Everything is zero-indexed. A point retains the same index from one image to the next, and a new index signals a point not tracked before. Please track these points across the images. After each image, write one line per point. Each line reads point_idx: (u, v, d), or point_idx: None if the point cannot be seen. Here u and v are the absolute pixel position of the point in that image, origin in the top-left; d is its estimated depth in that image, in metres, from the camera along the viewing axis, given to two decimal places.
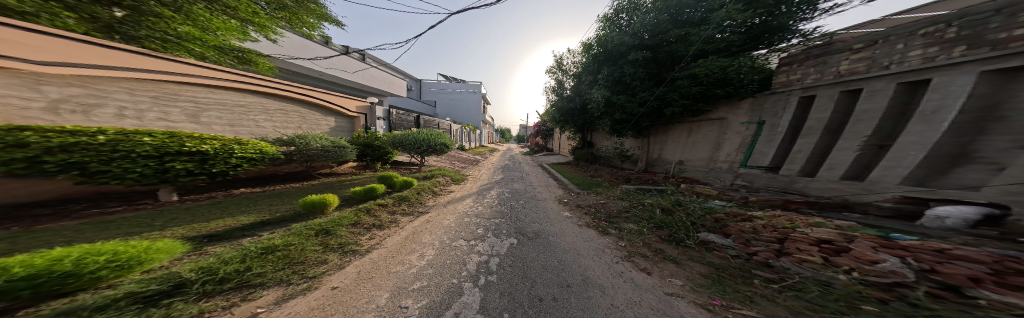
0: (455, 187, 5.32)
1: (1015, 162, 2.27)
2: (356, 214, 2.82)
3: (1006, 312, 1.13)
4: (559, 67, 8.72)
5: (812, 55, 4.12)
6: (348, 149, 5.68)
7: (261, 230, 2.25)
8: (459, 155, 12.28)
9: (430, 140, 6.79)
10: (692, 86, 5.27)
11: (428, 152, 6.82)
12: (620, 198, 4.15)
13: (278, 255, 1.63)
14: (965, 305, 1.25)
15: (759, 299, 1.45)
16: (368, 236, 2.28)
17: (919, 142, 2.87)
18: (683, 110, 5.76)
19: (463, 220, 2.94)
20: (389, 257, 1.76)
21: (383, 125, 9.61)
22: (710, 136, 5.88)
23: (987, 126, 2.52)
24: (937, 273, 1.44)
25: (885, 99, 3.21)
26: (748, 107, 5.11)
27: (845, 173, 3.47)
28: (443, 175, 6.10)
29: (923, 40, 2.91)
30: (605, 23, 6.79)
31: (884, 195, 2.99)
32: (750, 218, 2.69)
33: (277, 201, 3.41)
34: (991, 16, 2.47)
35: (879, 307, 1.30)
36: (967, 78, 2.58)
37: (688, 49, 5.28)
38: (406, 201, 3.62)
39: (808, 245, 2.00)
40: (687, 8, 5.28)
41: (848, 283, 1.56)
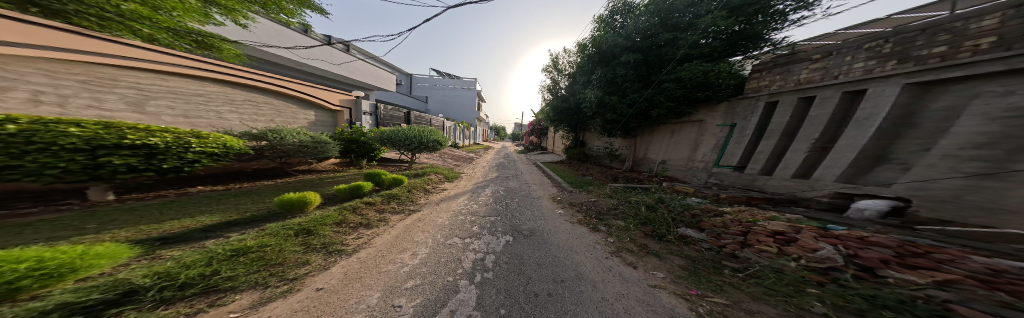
0: (448, 185, 5.19)
1: (919, 162, 2.77)
2: (341, 213, 2.63)
3: (908, 288, 1.41)
4: (555, 66, 8.99)
5: (779, 64, 4.63)
6: (328, 144, 5.32)
7: (230, 231, 2.01)
8: (452, 152, 11.99)
9: (421, 138, 6.51)
10: (678, 88, 5.66)
11: (417, 149, 6.53)
12: (611, 196, 4.32)
13: (251, 257, 1.46)
14: (879, 283, 1.52)
15: (727, 287, 1.59)
16: (355, 235, 2.14)
17: (851, 144, 3.35)
18: (668, 112, 6.14)
19: (458, 218, 2.88)
20: (379, 256, 1.67)
21: (369, 120, 9.10)
22: (690, 137, 6.33)
23: (902, 132, 3.03)
24: (858, 258, 1.74)
25: (832, 106, 3.70)
26: (723, 111, 5.61)
27: (794, 172, 3.95)
28: (435, 172, 5.89)
29: (867, 53, 3.40)
30: (601, 24, 7.16)
31: (822, 191, 3.46)
32: (721, 213, 2.93)
33: (246, 200, 3.07)
34: (919, 34, 2.98)
35: (819, 289, 1.52)
36: (894, 89, 3.08)
37: (676, 53, 5.66)
38: (396, 199, 3.45)
39: (766, 237, 2.23)
40: (676, 13, 5.64)
41: (795, 269, 1.78)
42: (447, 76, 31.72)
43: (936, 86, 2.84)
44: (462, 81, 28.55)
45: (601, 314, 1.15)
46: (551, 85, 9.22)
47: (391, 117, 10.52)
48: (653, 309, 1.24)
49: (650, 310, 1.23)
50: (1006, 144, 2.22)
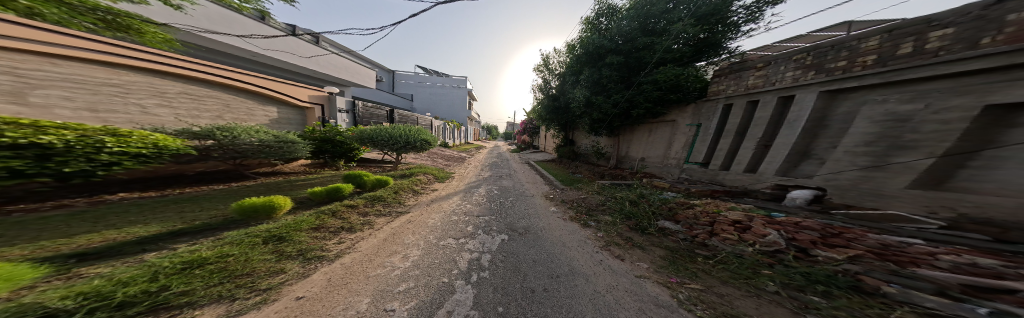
0: (439, 185, 5.02)
1: (831, 157, 3.42)
2: (317, 218, 2.38)
3: (830, 264, 1.75)
4: (546, 66, 9.33)
5: (731, 71, 5.35)
6: (297, 144, 4.82)
7: (176, 241, 1.69)
8: (441, 152, 11.60)
9: (406, 137, 6.12)
10: (654, 90, 6.21)
11: (401, 149, 6.16)
12: (599, 192, 4.55)
13: (207, 269, 1.25)
14: (812, 261, 1.85)
15: (701, 273, 1.78)
16: (336, 240, 1.96)
17: (784, 143, 4.01)
18: (647, 112, 6.67)
19: (450, 218, 2.79)
20: (366, 260, 1.55)
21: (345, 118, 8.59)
22: (664, 136, 6.92)
23: (819, 131, 3.72)
24: (797, 241, 2.08)
25: (771, 109, 4.37)
26: (691, 112, 6.15)
27: (745, 167, 4.58)
28: (423, 173, 5.64)
29: (795, 64, 4.13)
30: (587, 25, 7.61)
31: (766, 183, 4.07)
32: (692, 206, 3.27)
33: (194, 207, 2.60)
34: (829, 49, 3.70)
35: (771, 269, 1.78)
36: (811, 95, 3.80)
37: (652, 57, 6.24)
38: (381, 201, 3.25)
39: (728, 226, 2.54)
40: (653, 18, 6.27)
41: (751, 254, 2.05)
42: (435, 74, 30.78)
43: (841, 93, 3.54)
44: (450, 79, 27.81)
45: (597, 306, 1.20)
46: (542, 84, 9.52)
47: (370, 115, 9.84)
48: (643, 299, 1.33)
49: (640, 301, 1.31)
50: (886, 142, 2.92)
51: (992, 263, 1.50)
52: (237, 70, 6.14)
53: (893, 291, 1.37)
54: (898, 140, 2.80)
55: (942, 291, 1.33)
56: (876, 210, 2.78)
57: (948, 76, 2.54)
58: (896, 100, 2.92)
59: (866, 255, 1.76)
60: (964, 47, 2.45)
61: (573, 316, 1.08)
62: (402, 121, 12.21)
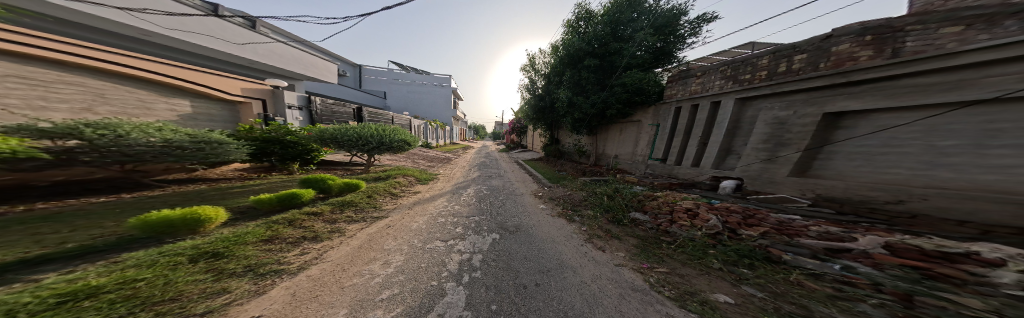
0: (421, 187, 4.98)
1: (745, 153, 4.36)
2: (268, 228, 2.09)
3: (751, 240, 2.25)
4: (531, 66, 9.68)
5: (677, 78, 6.29)
6: (230, 145, 3.99)
7: (36, 271, 1.16)
8: (425, 154, 11.20)
9: (376, 136, 5.65)
10: (623, 92, 6.96)
11: (370, 149, 5.64)
12: (582, 188, 4.85)
13: (100, 299, 0.92)
14: (740, 239, 2.34)
15: (666, 258, 2.05)
16: (297, 251, 1.73)
17: (715, 141, 4.94)
18: (618, 112, 7.40)
19: (436, 221, 2.80)
20: (338, 271, 1.45)
21: (299, 116, 8.02)
22: (632, 135, 7.74)
23: (737, 132, 4.71)
24: (730, 223, 2.58)
25: (707, 112, 5.30)
26: (653, 113, 6.96)
27: (689, 162, 5.44)
28: (404, 175, 5.66)
29: (718, 76, 5.16)
30: (569, 28, 8.23)
31: (705, 175, 4.94)
32: (656, 197, 3.72)
33: (60, 227, 1.85)
34: (740, 64, 4.77)
35: (714, 249, 2.18)
36: (730, 101, 4.81)
37: (622, 61, 7.06)
38: (352, 206, 3.11)
39: (682, 214, 2.97)
40: (622, 26, 7.14)
41: (699, 236, 2.46)
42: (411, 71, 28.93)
43: (750, 100, 4.54)
44: (430, 78, 26.94)
45: (586, 296, 1.27)
46: (530, 84, 9.84)
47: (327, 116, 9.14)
48: (624, 286, 1.47)
49: (624, 289, 1.42)
50: (773, 140, 3.92)
51: (837, 230, 2.17)
52: (134, 54, 4.76)
53: (791, 259, 1.89)
54: (784, 138, 3.75)
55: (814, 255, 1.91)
56: (772, 194, 3.69)
57: (805, 90, 3.63)
58: (778, 107, 3.95)
59: (771, 231, 2.32)
60: (811, 69, 3.59)
61: (564, 307, 1.12)
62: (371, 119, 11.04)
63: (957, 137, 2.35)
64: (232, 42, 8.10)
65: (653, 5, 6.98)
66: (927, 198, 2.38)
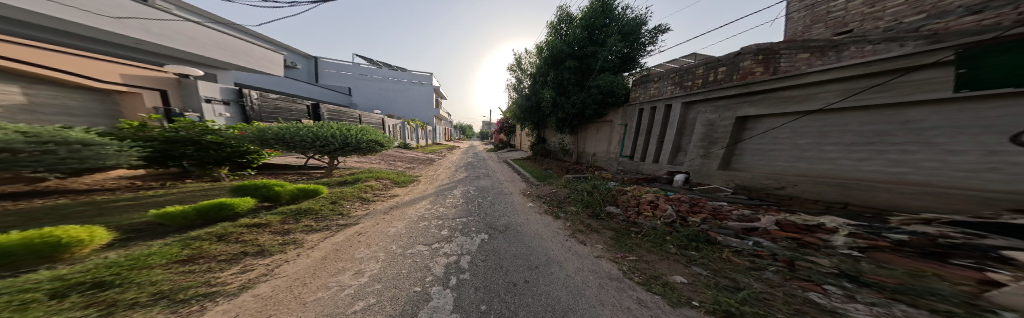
0: (398, 190, 4.67)
1: (690, 150, 5.21)
2: (185, 246, 1.68)
3: (696, 225, 2.69)
4: (518, 66, 9.84)
5: (639, 82, 6.95)
6: (113, 147, 2.83)
7: None
8: (398, 156, 10.51)
9: (337, 134, 5.02)
10: (599, 93, 7.51)
11: (329, 148, 4.92)
12: (566, 186, 5.10)
13: None
14: (688, 224, 2.78)
15: (635, 246, 2.32)
16: (238, 269, 1.45)
17: (668, 140, 5.73)
18: (594, 113, 7.97)
19: (418, 225, 2.64)
20: (297, 286, 1.25)
21: (225, 111, 7.39)
22: (606, 134, 8.21)
23: (683, 131, 5.52)
24: (681, 211, 3.03)
25: (662, 113, 6.03)
26: (620, 114, 7.58)
27: (650, 158, 6.20)
28: (378, 178, 5.28)
29: (669, 82, 5.95)
30: (552, 29, 8.48)
31: (662, 170, 5.73)
32: (626, 191, 4.14)
33: None
34: (686, 72, 5.52)
35: (670, 235, 2.56)
36: (679, 105, 5.58)
37: (597, 64, 7.57)
38: (310, 214, 2.71)
39: (646, 206, 3.37)
40: (596, 30, 7.61)
41: (658, 224, 2.83)
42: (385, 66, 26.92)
43: (693, 104, 5.38)
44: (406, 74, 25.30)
45: (570, 289, 1.36)
46: (516, 83, 9.88)
47: (272, 112, 8.37)
48: (602, 275, 1.62)
49: (602, 278, 1.58)
50: (707, 139, 4.89)
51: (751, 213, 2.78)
52: None
53: (723, 239, 2.34)
54: (713, 137, 4.77)
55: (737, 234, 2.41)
56: (708, 185, 4.57)
57: (725, 97, 4.66)
58: (709, 111, 4.96)
59: (709, 217, 2.82)
60: (727, 79, 4.61)
61: (552, 301, 1.19)
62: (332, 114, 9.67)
63: (808, 137, 3.49)
64: (102, 15, 5.92)
65: (619, 12, 7.54)
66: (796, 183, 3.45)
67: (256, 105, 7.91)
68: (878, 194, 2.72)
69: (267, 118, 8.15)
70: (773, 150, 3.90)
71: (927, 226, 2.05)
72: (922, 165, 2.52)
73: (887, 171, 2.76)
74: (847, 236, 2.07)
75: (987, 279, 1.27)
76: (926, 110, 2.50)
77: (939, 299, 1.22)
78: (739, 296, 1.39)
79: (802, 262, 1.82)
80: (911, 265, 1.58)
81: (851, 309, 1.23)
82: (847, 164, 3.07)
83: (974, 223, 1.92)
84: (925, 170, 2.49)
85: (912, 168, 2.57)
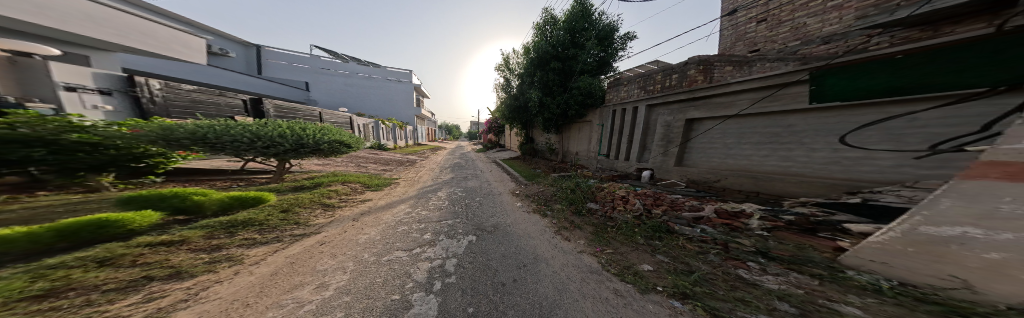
0: (369, 194, 4.30)
1: (651, 148, 5.91)
2: (51, 275, 1.23)
3: (658, 217, 3.02)
4: (507, 66, 10.16)
5: (612, 85, 7.44)
6: None
7: None
8: (374, 158, 9.65)
9: (286, 133, 4.38)
10: (580, 94, 7.86)
11: (269, 151, 4.18)
12: (553, 184, 5.25)
13: None
14: (652, 215, 3.11)
15: (611, 239, 2.52)
16: (148, 296, 1.15)
17: (636, 140, 6.29)
18: (577, 113, 8.34)
19: (395, 230, 2.47)
20: (237, 309, 1.06)
21: (107, 103, 5.86)
22: (585, 133, 8.57)
23: (647, 131, 6.10)
24: (648, 205, 3.37)
25: (630, 115, 6.57)
26: (597, 115, 7.98)
27: (622, 157, 6.73)
28: (350, 182, 4.82)
29: (633, 87, 6.55)
30: (538, 30, 8.66)
31: (632, 167, 6.28)
32: (603, 188, 4.44)
33: None
34: (649, 77, 6.09)
35: (640, 227, 2.80)
36: (642, 107, 6.18)
37: (578, 66, 7.89)
38: (253, 227, 2.34)
39: (619, 201, 3.65)
40: (578, 33, 7.90)
41: (628, 217, 3.11)
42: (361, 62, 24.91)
43: (653, 107, 6.00)
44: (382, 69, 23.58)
45: (556, 285, 1.41)
46: (505, 83, 10.35)
47: (184, 107, 6.60)
48: (585, 270, 1.71)
49: (585, 272, 1.67)
50: (665, 138, 5.55)
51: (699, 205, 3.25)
52: None
53: (679, 229, 2.65)
54: (668, 136, 5.47)
55: (690, 223, 2.80)
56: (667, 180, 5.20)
57: (675, 101, 5.38)
58: (666, 112, 5.60)
59: (668, 208, 3.20)
60: (676, 84, 5.33)
61: (540, 298, 1.21)
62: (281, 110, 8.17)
63: (736, 138, 4.26)
64: None
65: (595, 17, 7.95)
66: (722, 178, 4.34)
67: (159, 97, 6.26)
68: (777, 184, 3.58)
69: (175, 114, 6.41)
70: (711, 148, 4.69)
71: (803, 207, 2.90)
72: (799, 160, 3.40)
73: (779, 165, 3.62)
74: (759, 219, 2.67)
75: (838, 246, 1.92)
76: (805, 116, 3.35)
77: (816, 266, 1.71)
78: (693, 278, 1.61)
79: (735, 244, 2.23)
80: (797, 240, 2.21)
81: (766, 281, 1.56)
82: (757, 160, 3.92)
83: (831, 203, 2.75)
84: (801, 165, 3.37)
85: (794, 163, 3.44)
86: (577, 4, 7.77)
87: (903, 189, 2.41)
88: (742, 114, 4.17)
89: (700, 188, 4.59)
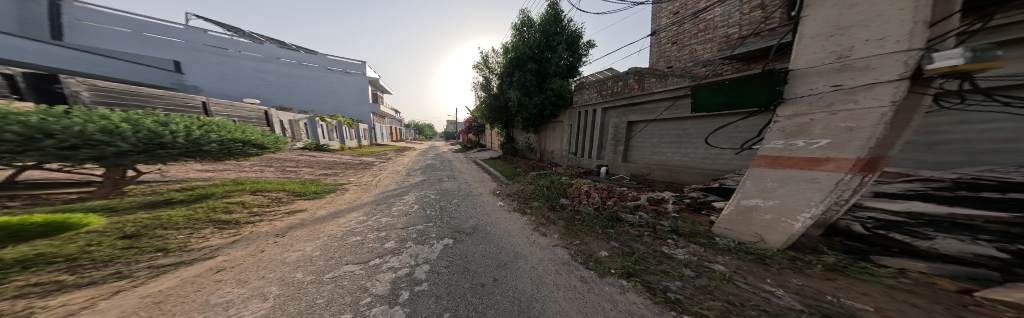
0: (304, 204, 3.69)
1: (605, 147, 6.71)
2: None
3: (608, 208, 3.45)
4: (485, 65, 10.24)
5: (578, 87, 7.92)
6: None
7: None
8: (326, 163, 8.22)
9: (124, 129, 2.65)
10: (553, 95, 8.21)
11: (74, 156, 2.33)
12: (532, 182, 5.40)
13: None
14: (603, 205, 3.55)
15: (578, 230, 2.76)
16: None
17: (595, 139, 6.97)
18: (551, 114, 8.72)
19: (349, 242, 2.16)
20: None
21: None
22: (559, 133, 9.01)
23: (603, 131, 6.82)
24: (604, 197, 3.81)
25: (589, 116, 7.26)
26: (567, 116, 8.43)
27: (586, 156, 7.34)
28: (277, 190, 4.17)
29: (592, 90, 7.22)
30: (515, 31, 8.77)
31: (594, 164, 6.93)
32: (571, 184, 4.77)
33: None
34: (603, 82, 6.74)
35: (600, 217, 3.12)
36: (597, 111, 6.92)
37: (551, 68, 8.21)
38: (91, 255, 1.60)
39: (582, 196, 3.99)
40: (551, 36, 8.21)
41: (588, 209, 3.48)
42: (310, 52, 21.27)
43: (606, 110, 6.71)
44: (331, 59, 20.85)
45: (533, 280, 1.46)
46: (484, 81, 10.39)
47: None
48: (557, 262, 1.83)
49: (558, 264, 1.79)
50: (617, 139, 6.28)
51: (637, 195, 3.87)
52: None
53: (626, 217, 3.06)
54: (616, 137, 6.29)
55: (632, 211, 3.30)
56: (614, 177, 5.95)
57: (619, 106, 6.19)
58: (615, 114, 6.35)
59: (618, 199, 3.70)
60: (620, 90, 6.12)
61: (517, 294, 1.25)
62: (121, 95, 4.43)
63: (659, 139, 5.17)
64: None
65: (566, 23, 8.41)
66: (649, 172, 5.30)
67: None
68: (685, 176, 4.61)
69: None
70: (641, 143, 5.61)
71: (693, 192, 3.95)
72: (691, 155, 4.53)
73: (681, 157, 4.71)
74: (672, 204, 3.42)
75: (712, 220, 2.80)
76: (699, 122, 4.43)
77: (711, 244, 2.28)
78: (635, 258, 1.92)
79: (659, 226, 2.76)
80: (694, 218, 2.98)
81: (677, 253, 2.06)
82: (671, 156, 4.92)
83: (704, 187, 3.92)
84: (696, 157, 4.44)
85: (694, 160, 4.49)
86: (550, 8, 8.11)
87: (736, 174, 3.77)
88: (660, 118, 5.08)
89: (641, 181, 5.44)
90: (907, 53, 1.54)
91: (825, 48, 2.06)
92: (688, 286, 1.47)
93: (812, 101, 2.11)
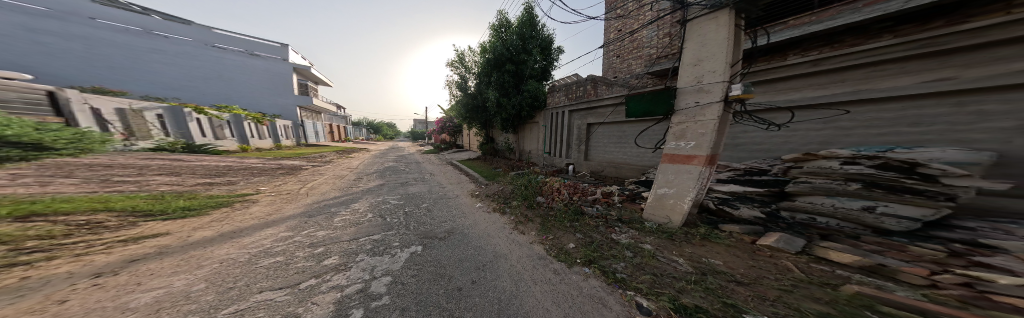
0: (201, 224, 2.83)
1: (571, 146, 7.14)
2: None
3: (569, 203, 3.71)
4: (461, 63, 9.87)
5: (551, 89, 8.17)
6: None
7: None
8: (264, 171, 6.78)
9: None
10: (529, 97, 8.34)
11: None
12: (510, 182, 5.44)
13: None
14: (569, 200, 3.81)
15: (548, 225, 2.89)
16: None
17: (563, 140, 7.41)
18: (528, 114, 8.88)
19: (278, 263, 1.80)
20: None
21: None
22: (535, 133, 9.25)
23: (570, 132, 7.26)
24: (571, 193, 4.07)
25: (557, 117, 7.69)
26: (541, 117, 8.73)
27: (558, 155, 7.70)
28: (116, 214, 2.88)
29: (560, 93, 7.64)
30: (493, 31, 8.64)
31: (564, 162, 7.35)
32: (546, 182, 4.95)
33: None
34: (569, 85, 7.16)
35: (566, 213, 3.32)
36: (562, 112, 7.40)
37: (527, 70, 8.32)
38: None
39: (554, 193, 4.19)
40: (527, 39, 8.32)
41: (559, 205, 3.68)
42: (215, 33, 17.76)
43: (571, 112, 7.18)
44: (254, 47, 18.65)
45: (513, 278, 1.47)
46: (460, 80, 10.03)
47: None
48: (534, 257, 1.89)
49: (534, 259, 1.84)
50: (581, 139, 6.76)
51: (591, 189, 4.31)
52: None
53: (587, 210, 3.33)
54: (580, 136, 6.78)
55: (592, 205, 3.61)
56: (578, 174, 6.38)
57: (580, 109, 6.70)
58: (577, 116, 6.86)
59: (581, 194, 4.01)
60: (580, 94, 6.63)
61: (499, 293, 1.25)
62: None
63: (610, 139, 5.88)
64: None
65: (541, 27, 8.63)
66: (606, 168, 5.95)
67: None
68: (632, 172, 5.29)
69: None
70: (597, 143, 6.23)
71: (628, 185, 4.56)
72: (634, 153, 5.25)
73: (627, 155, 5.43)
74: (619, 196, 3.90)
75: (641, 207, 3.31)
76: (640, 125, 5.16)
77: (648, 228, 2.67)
78: (593, 247, 2.11)
79: (607, 216, 3.11)
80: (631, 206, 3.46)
81: (623, 238, 2.37)
82: (620, 155, 5.59)
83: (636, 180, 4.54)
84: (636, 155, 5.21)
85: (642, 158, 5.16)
86: (526, 12, 8.22)
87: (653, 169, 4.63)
88: (613, 121, 5.71)
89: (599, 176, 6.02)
90: (722, 83, 2.44)
91: (692, 73, 2.82)
92: (630, 266, 1.69)
93: (688, 112, 2.81)
